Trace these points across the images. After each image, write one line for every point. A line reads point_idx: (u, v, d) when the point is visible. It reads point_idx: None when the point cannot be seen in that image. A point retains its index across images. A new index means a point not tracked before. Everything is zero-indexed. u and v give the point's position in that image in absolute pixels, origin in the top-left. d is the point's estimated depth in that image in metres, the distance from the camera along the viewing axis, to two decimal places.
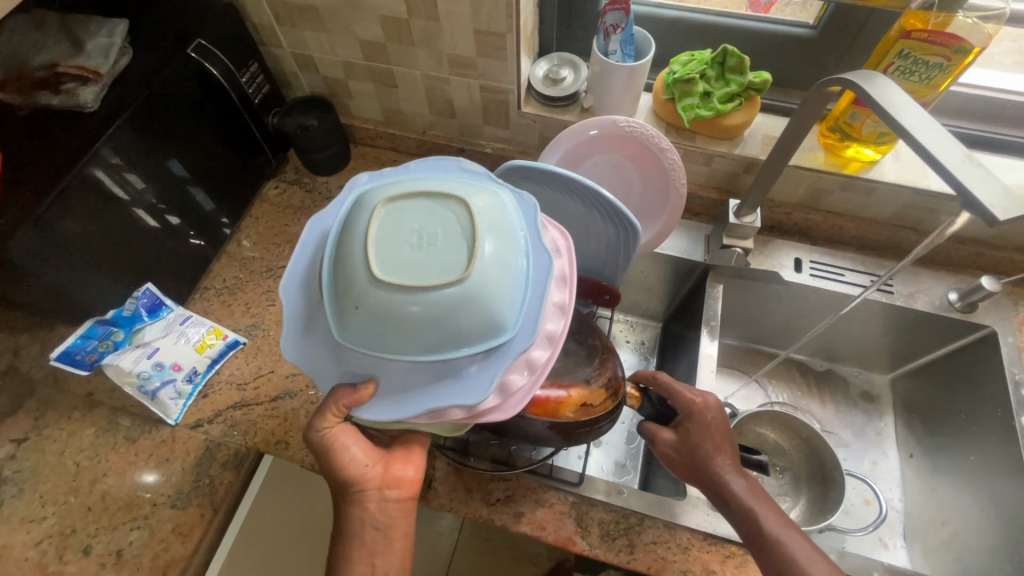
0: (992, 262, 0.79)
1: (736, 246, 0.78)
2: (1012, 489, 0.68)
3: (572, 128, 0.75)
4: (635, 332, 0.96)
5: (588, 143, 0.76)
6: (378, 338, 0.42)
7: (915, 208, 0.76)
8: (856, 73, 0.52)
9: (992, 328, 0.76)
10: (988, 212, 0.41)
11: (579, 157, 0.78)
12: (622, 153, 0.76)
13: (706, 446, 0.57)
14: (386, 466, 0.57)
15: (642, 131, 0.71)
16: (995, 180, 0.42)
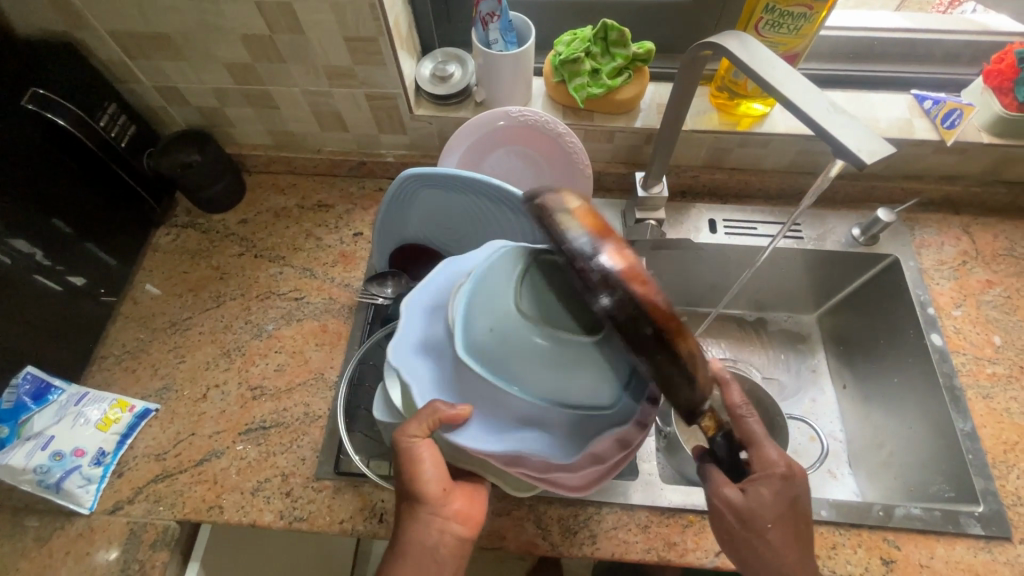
0: (886, 194, 0.83)
1: (649, 218, 0.76)
2: (931, 400, 0.73)
3: (467, 124, 0.73)
4: None
5: (495, 134, 0.74)
6: (497, 368, 0.44)
7: (810, 153, 0.79)
8: (722, 35, 0.52)
9: (894, 256, 0.80)
10: (856, 157, 0.42)
11: (486, 148, 0.75)
12: (528, 146, 0.75)
13: (773, 530, 0.52)
14: (456, 493, 0.54)
15: (551, 124, 0.70)
16: (858, 125, 0.44)
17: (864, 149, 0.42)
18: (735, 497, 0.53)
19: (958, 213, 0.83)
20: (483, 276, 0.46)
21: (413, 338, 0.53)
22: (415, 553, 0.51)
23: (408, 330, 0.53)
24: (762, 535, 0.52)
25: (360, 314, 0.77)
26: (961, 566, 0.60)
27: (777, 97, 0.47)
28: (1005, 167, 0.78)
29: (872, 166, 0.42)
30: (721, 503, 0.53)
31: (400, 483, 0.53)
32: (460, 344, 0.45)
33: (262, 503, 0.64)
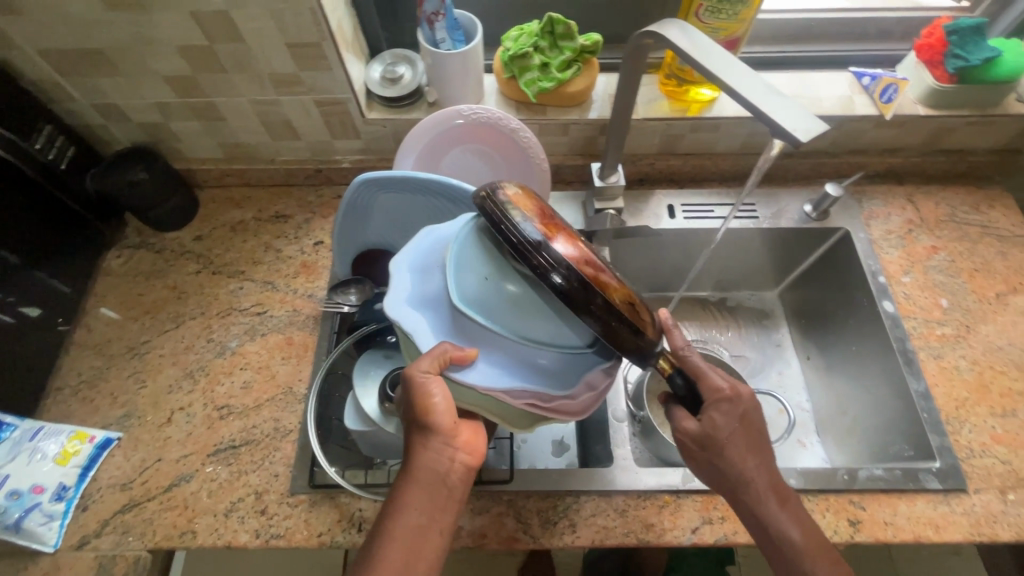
0: (834, 168, 0.85)
1: (608, 208, 0.77)
2: (886, 365, 0.76)
3: (421, 123, 0.72)
4: None
5: (452, 133, 0.73)
6: (493, 313, 0.48)
7: (759, 135, 0.81)
8: (660, 23, 0.53)
9: (845, 229, 0.83)
10: (792, 136, 0.44)
11: (442, 149, 0.74)
12: (486, 146, 0.74)
13: (734, 447, 0.55)
14: (462, 424, 0.54)
15: (507, 122, 0.70)
16: (792, 106, 0.45)
17: (799, 126, 0.44)
18: (693, 427, 0.55)
19: (902, 183, 0.87)
20: (470, 235, 0.51)
21: (405, 291, 0.52)
22: (426, 479, 0.51)
23: (400, 285, 0.52)
24: (725, 455, 0.55)
25: (325, 323, 0.76)
26: (922, 520, 0.63)
27: (715, 82, 0.48)
28: (942, 137, 0.81)
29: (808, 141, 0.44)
30: (683, 436, 0.56)
31: (409, 415, 0.52)
32: (455, 294, 0.49)
33: (237, 523, 0.63)
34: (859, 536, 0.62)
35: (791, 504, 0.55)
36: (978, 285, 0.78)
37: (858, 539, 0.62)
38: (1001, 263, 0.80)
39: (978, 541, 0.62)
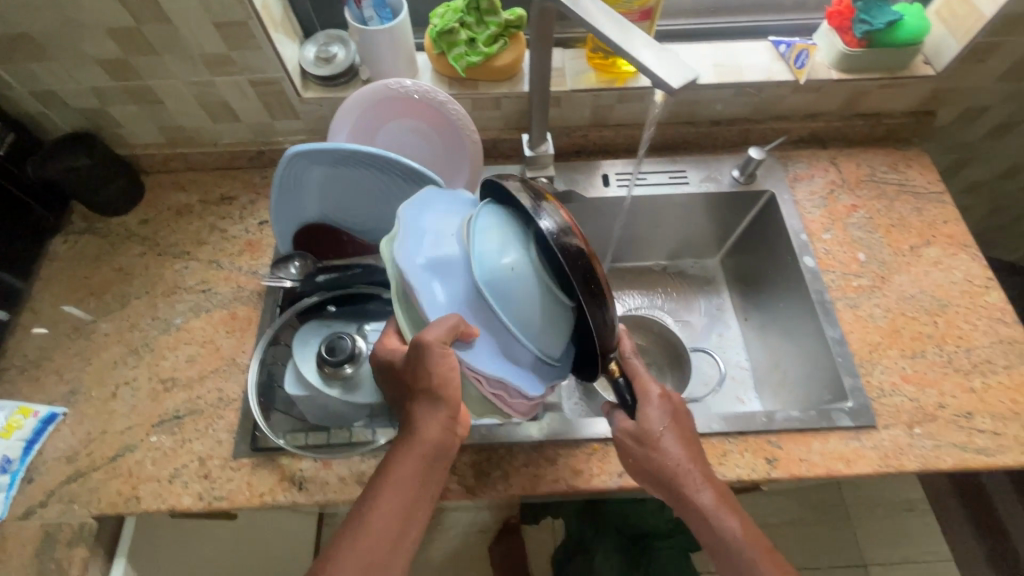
0: (760, 134, 0.89)
1: (540, 176, 0.80)
2: (808, 318, 0.80)
3: (376, 84, 0.72)
4: None
5: (404, 105, 0.75)
6: (501, 301, 0.55)
7: (684, 103, 0.84)
8: None
9: (771, 191, 0.87)
10: (670, 85, 0.49)
11: (386, 113, 0.75)
12: (430, 127, 0.77)
13: (669, 440, 0.58)
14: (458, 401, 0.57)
15: (460, 117, 0.74)
16: (671, 57, 0.50)
17: (672, 77, 0.48)
18: (631, 424, 0.59)
19: (826, 147, 0.90)
20: (492, 221, 0.57)
21: (421, 256, 0.57)
22: (429, 451, 0.53)
23: (415, 252, 0.57)
24: (659, 448, 0.57)
25: (269, 298, 0.78)
26: (835, 456, 0.67)
27: (606, 42, 0.52)
28: (857, 101, 0.85)
29: (681, 90, 0.49)
30: (622, 435, 0.59)
31: (413, 386, 0.54)
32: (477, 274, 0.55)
33: (180, 487, 0.65)
34: (775, 473, 0.66)
35: (731, 501, 0.57)
36: (894, 239, 0.82)
37: (774, 475, 0.65)
38: (916, 219, 0.84)
39: (886, 472, 0.66)
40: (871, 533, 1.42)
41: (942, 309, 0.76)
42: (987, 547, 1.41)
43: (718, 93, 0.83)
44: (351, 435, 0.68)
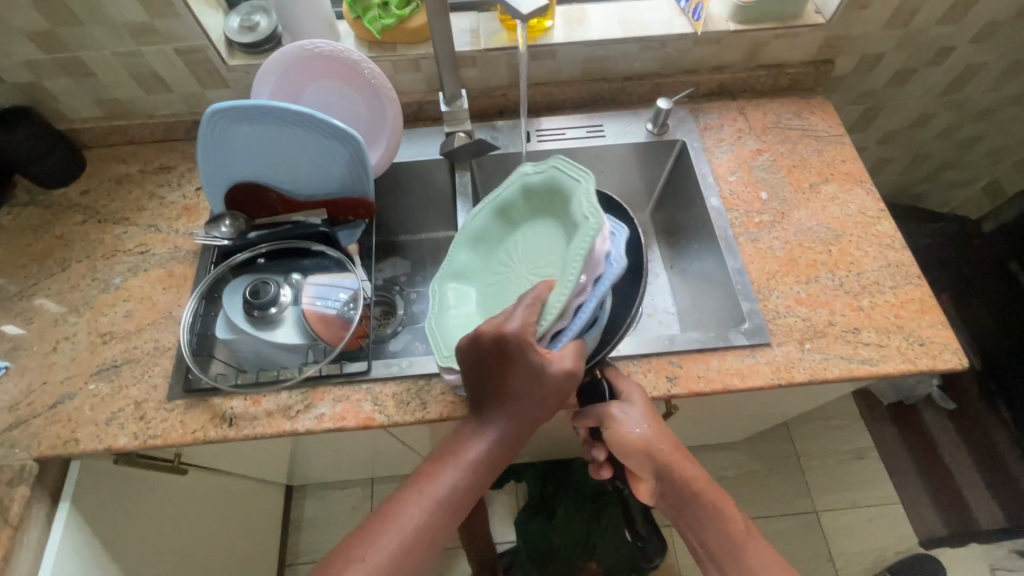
0: (670, 87, 0.94)
1: (458, 130, 0.85)
2: (714, 255, 0.85)
3: (327, 46, 0.77)
4: (422, 262, 1.08)
5: (348, 73, 0.79)
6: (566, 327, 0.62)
7: (594, 59, 0.89)
8: None
9: (682, 140, 0.92)
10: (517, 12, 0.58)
11: (322, 72, 0.80)
12: (364, 102, 0.82)
13: (653, 422, 0.65)
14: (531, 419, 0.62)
15: (393, 105, 0.80)
16: None
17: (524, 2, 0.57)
18: (623, 410, 0.65)
19: (736, 98, 0.95)
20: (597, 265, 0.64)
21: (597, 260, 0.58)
22: (502, 451, 0.59)
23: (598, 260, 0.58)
24: (649, 428, 0.64)
25: (204, 256, 0.82)
26: (730, 372, 0.72)
27: None
28: (757, 51, 0.90)
29: (531, 15, 0.58)
30: (615, 416, 0.64)
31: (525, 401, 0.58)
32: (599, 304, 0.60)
33: (116, 429, 0.69)
34: (675, 389, 0.71)
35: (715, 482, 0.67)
36: (795, 178, 0.87)
37: (673, 391, 0.71)
38: (817, 159, 0.89)
39: (778, 384, 0.71)
40: (822, 481, 1.48)
41: (836, 239, 0.81)
42: (934, 488, 1.47)
43: (625, 48, 0.88)
44: (278, 373, 0.72)
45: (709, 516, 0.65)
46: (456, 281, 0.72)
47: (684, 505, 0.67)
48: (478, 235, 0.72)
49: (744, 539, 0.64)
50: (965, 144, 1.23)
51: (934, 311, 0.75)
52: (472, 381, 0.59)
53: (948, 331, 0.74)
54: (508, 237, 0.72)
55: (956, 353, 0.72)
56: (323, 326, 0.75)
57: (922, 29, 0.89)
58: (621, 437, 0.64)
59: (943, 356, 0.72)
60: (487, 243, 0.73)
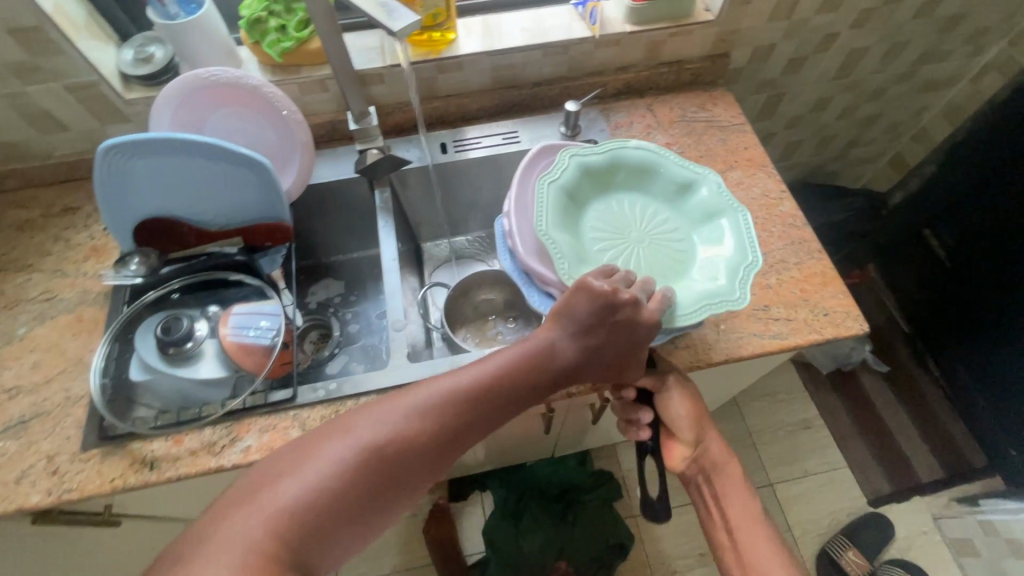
0: (579, 88, 0.97)
1: (370, 148, 0.86)
2: None
3: (239, 74, 0.76)
4: (356, 280, 1.07)
5: (263, 104, 0.79)
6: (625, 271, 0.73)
7: (501, 67, 0.91)
8: None
9: (594, 140, 0.95)
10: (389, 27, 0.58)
11: (233, 98, 0.79)
12: (275, 131, 0.82)
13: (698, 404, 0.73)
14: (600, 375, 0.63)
15: (305, 140, 0.81)
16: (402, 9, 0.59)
17: (397, 22, 0.58)
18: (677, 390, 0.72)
19: (643, 96, 0.99)
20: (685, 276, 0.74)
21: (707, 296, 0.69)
22: (569, 375, 0.59)
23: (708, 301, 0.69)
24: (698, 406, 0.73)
25: (116, 296, 0.79)
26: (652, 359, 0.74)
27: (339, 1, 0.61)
28: (656, 50, 0.94)
29: (403, 32, 0.58)
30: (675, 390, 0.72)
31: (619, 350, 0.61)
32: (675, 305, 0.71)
33: (28, 487, 0.66)
34: None
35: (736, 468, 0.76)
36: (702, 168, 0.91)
37: None
38: (721, 148, 0.93)
39: (698, 366, 0.74)
40: (774, 454, 1.54)
41: None
42: (877, 449, 1.54)
43: (529, 55, 0.90)
44: (200, 411, 0.71)
45: (735, 492, 0.73)
46: (583, 163, 0.78)
47: (714, 484, 0.74)
48: (641, 173, 0.80)
49: (750, 517, 0.71)
50: (866, 121, 1.31)
51: (835, 282, 0.80)
52: (572, 313, 0.59)
53: (848, 299, 0.78)
54: (654, 199, 0.80)
55: (857, 320, 0.77)
56: (245, 355, 0.73)
57: (805, 18, 0.94)
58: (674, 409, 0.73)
59: (846, 324, 0.77)
60: (629, 175, 0.80)
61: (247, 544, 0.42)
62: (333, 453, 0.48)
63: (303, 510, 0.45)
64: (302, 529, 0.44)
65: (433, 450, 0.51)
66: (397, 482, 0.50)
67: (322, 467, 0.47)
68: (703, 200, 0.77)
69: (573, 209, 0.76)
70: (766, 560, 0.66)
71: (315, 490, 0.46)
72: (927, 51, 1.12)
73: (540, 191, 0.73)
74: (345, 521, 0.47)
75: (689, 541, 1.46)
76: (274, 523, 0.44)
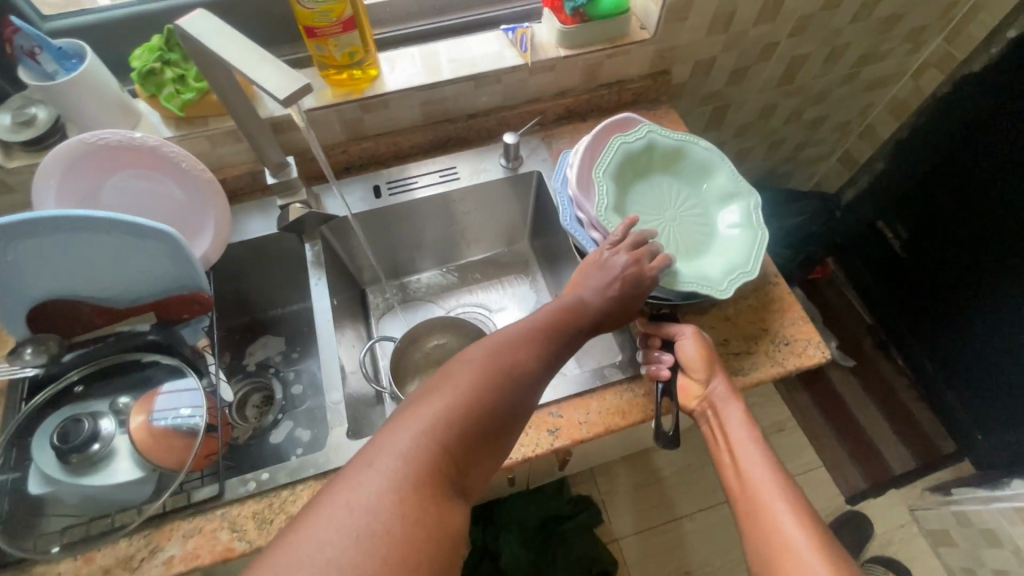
0: (517, 118, 0.92)
1: (292, 202, 0.79)
2: None
3: (125, 135, 0.68)
4: (300, 333, 1.00)
5: (160, 162, 0.71)
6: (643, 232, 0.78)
7: (432, 102, 0.85)
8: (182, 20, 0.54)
9: (537, 171, 0.90)
10: (276, 96, 0.48)
11: (124, 162, 0.70)
12: (179, 188, 0.74)
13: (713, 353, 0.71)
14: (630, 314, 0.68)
15: (215, 191, 0.74)
16: (286, 72, 0.50)
17: (281, 86, 0.48)
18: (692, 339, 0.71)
19: (585, 120, 0.95)
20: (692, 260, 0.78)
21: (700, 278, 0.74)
22: (609, 309, 0.65)
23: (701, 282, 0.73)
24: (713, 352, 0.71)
25: (13, 393, 0.71)
26: (611, 411, 0.70)
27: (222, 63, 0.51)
28: (594, 72, 0.90)
29: (292, 99, 0.48)
30: (688, 337, 0.71)
31: (637, 291, 0.67)
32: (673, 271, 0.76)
33: None
34: (557, 442, 0.68)
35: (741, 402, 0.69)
36: None
37: (556, 445, 0.68)
38: None
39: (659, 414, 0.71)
40: None
41: None
42: (850, 446, 1.54)
43: (460, 87, 0.84)
44: (115, 520, 0.63)
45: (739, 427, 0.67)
46: (655, 137, 0.82)
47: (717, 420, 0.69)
48: (698, 166, 0.84)
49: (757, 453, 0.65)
50: (814, 123, 1.30)
51: (794, 308, 0.77)
52: (587, 277, 0.67)
53: (808, 326, 0.75)
54: (699, 195, 0.84)
55: (819, 347, 0.74)
56: (166, 450, 0.65)
57: (743, 30, 0.91)
58: (689, 352, 0.70)
59: (808, 351, 0.74)
60: (690, 166, 0.84)
61: (394, 467, 0.45)
62: (448, 390, 0.50)
63: (435, 438, 0.47)
64: (440, 455, 0.47)
65: (530, 386, 0.54)
66: (508, 416, 0.52)
67: (443, 399, 0.49)
68: (740, 213, 0.80)
69: (630, 169, 0.82)
70: (767, 488, 0.62)
71: (436, 423, 0.48)
72: (865, 53, 1.11)
73: (609, 146, 0.80)
74: (470, 452, 0.49)
75: (674, 560, 1.43)
76: (409, 458, 0.45)
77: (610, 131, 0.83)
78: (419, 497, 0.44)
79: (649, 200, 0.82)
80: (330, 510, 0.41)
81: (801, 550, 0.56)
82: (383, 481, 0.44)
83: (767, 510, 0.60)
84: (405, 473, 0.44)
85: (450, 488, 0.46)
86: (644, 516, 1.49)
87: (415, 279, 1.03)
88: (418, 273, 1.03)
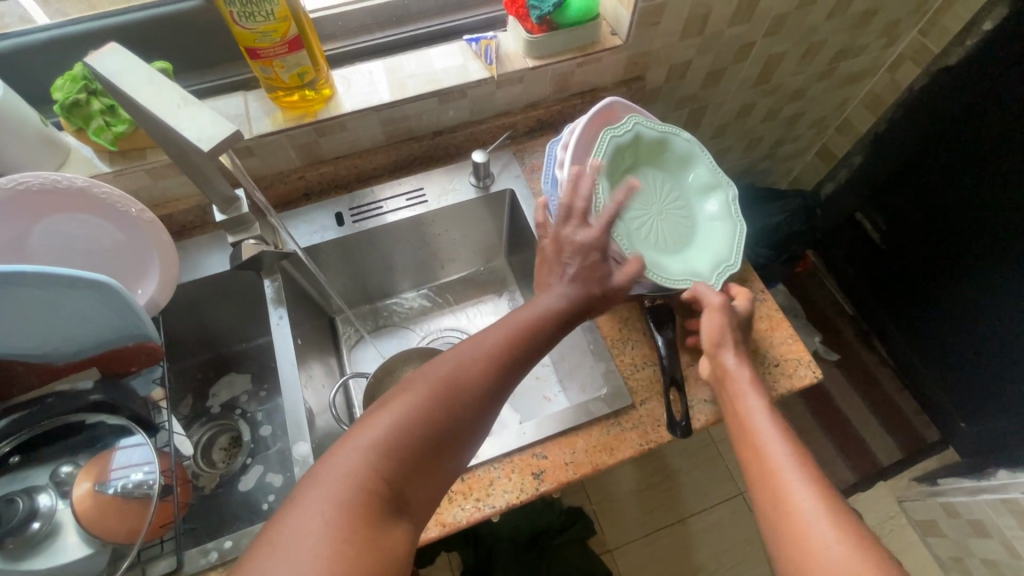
0: (486, 132, 0.87)
1: (245, 237, 0.72)
2: None
3: (44, 178, 0.61)
4: (267, 367, 0.94)
5: (87, 201, 0.65)
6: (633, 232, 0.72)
7: (393, 120, 0.80)
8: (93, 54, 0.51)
9: (509, 188, 0.86)
10: (200, 146, 0.48)
11: (44, 208, 0.63)
12: (113, 227, 0.67)
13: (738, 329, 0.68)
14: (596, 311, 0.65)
15: (154, 225, 0.68)
16: (205, 114, 0.49)
17: (205, 136, 0.47)
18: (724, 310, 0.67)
19: (558, 132, 0.91)
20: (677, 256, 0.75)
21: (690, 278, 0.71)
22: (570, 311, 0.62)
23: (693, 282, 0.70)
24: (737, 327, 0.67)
25: None
26: (597, 449, 0.67)
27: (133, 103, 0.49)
28: (565, 82, 0.85)
29: (216, 149, 0.48)
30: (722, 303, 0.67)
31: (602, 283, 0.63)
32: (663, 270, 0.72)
33: None
34: (543, 487, 0.64)
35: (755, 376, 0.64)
36: None
37: (542, 489, 0.64)
38: None
39: (648, 449, 0.67)
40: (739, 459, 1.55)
41: None
42: (837, 440, 1.54)
43: (423, 104, 0.79)
44: None
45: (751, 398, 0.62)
46: (640, 127, 0.75)
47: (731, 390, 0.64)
48: (680, 157, 0.79)
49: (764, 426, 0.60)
50: (791, 120, 1.28)
51: (783, 326, 0.74)
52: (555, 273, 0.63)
53: (798, 344, 0.73)
54: (678, 187, 0.80)
55: (809, 367, 0.71)
56: (116, 521, 0.60)
57: (718, 32, 0.87)
58: (716, 319, 0.67)
59: (800, 372, 0.71)
60: (670, 157, 0.79)
61: (335, 492, 0.42)
62: (390, 409, 0.48)
63: (375, 459, 0.45)
64: (381, 477, 0.44)
65: (481, 395, 0.51)
66: (455, 430, 0.49)
67: (384, 418, 0.47)
68: (719, 205, 0.78)
69: (617, 161, 0.74)
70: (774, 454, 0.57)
71: (377, 443, 0.45)
72: (840, 49, 1.08)
73: (602, 138, 0.72)
74: (420, 468, 0.47)
75: (668, 567, 1.41)
76: (349, 484, 0.43)
77: (600, 119, 0.74)
78: (359, 520, 0.41)
79: (633, 194, 0.76)
80: (265, 544, 0.39)
81: (809, 519, 0.52)
82: (326, 505, 0.41)
83: (774, 476, 0.56)
84: (345, 497, 0.42)
85: (391, 509, 0.44)
86: (636, 524, 1.46)
87: (388, 303, 0.98)
88: (390, 297, 0.97)
